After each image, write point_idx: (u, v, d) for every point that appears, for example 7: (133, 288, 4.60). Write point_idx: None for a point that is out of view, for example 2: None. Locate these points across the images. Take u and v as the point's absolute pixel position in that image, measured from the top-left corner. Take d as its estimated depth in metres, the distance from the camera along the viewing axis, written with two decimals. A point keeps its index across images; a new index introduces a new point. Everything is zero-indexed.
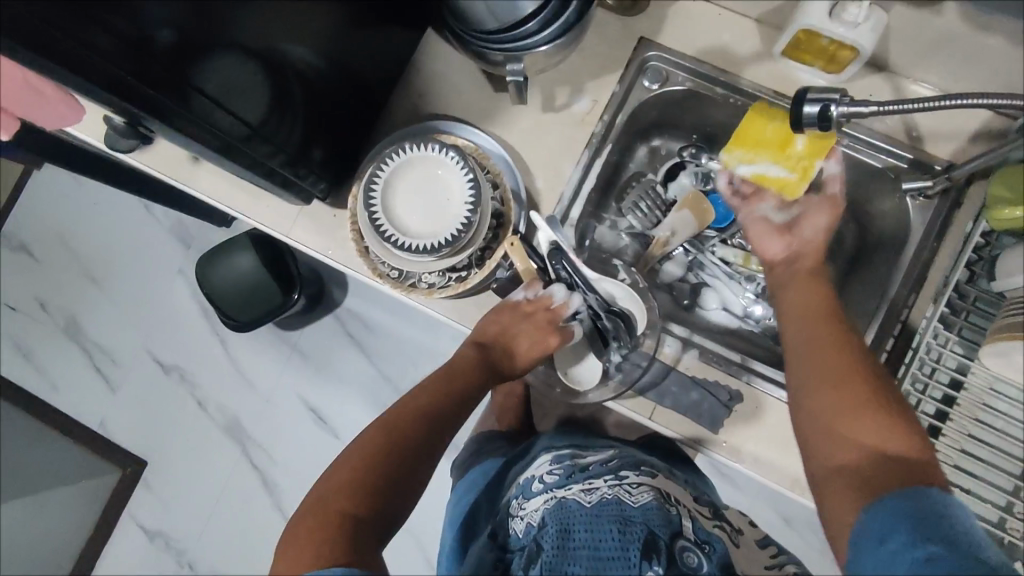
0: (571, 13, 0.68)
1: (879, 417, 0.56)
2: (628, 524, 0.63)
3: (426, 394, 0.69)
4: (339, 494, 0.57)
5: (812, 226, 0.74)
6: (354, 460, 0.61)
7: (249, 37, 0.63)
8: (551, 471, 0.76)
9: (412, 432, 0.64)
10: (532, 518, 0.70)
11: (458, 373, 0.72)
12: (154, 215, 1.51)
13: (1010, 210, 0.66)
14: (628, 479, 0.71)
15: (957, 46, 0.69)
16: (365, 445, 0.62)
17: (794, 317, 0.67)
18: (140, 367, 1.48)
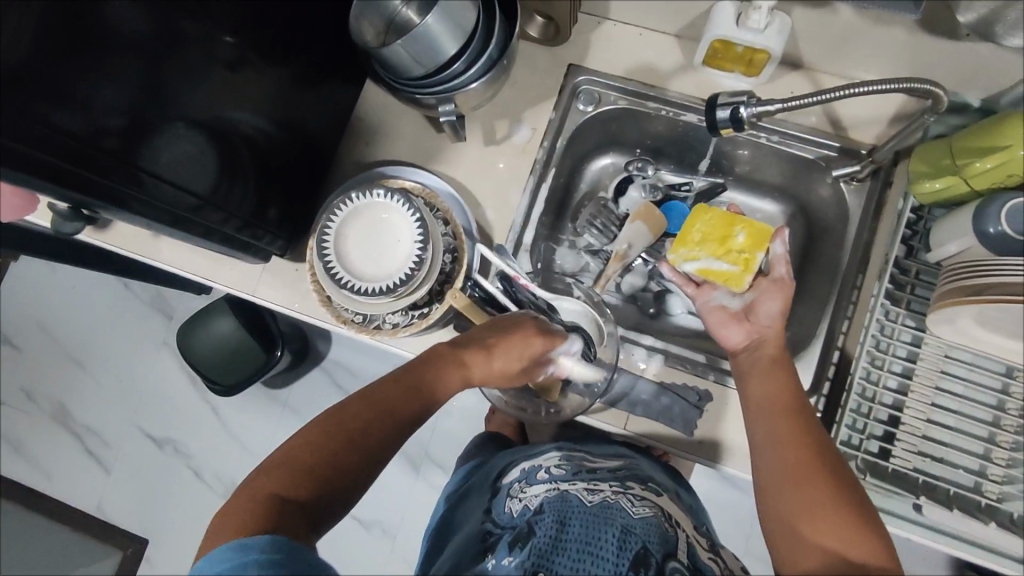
0: (493, 50, 0.72)
1: (845, 521, 0.57)
2: (628, 534, 0.56)
3: (400, 387, 0.62)
4: (270, 475, 0.54)
5: (768, 306, 0.71)
6: (299, 446, 0.56)
7: (185, 113, 0.65)
8: (557, 466, 0.69)
9: (376, 427, 0.59)
10: (530, 503, 0.62)
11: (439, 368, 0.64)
12: (132, 292, 1.53)
13: (927, 183, 0.71)
14: (634, 489, 0.65)
15: (860, 38, 0.73)
16: (315, 433, 0.57)
17: (757, 408, 0.66)
18: (132, 444, 1.48)
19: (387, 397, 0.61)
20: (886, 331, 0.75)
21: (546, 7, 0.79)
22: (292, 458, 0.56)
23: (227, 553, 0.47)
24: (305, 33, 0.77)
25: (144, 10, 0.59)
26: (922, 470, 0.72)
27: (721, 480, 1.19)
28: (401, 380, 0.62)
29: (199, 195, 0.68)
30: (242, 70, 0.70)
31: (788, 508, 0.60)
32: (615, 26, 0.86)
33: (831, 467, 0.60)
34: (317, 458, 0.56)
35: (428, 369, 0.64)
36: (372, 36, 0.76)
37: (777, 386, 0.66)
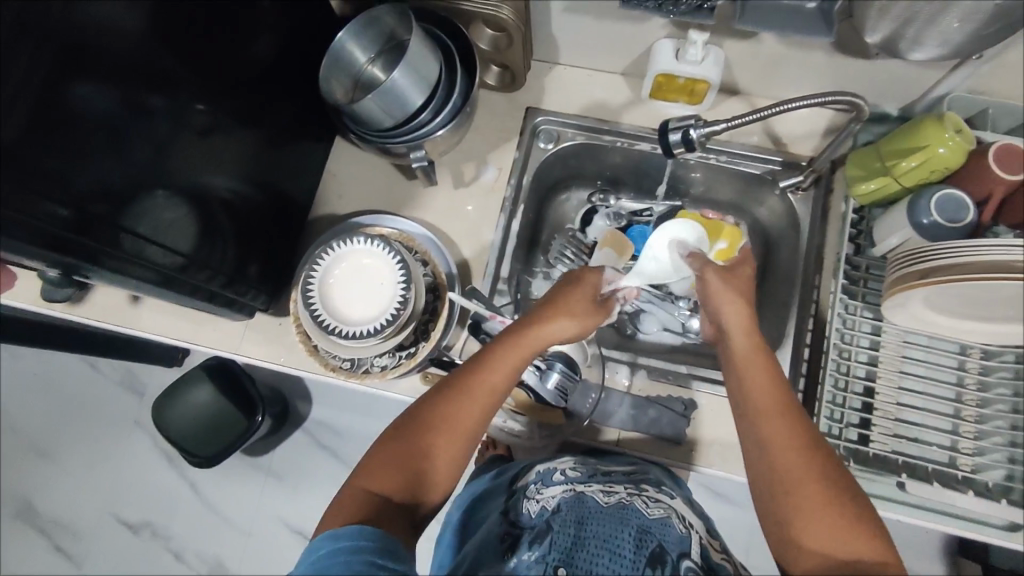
0: (456, 100, 0.76)
1: (847, 523, 0.56)
2: (644, 533, 0.60)
3: (481, 376, 0.63)
4: (367, 470, 0.58)
5: (722, 296, 0.69)
6: (390, 442, 0.60)
7: (168, 177, 0.67)
8: (572, 468, 0.72)
9: (461, 409, 0.62)
10: (547, 504, 0.66)
11: (512, 356, 0.64)
12: (101, 371, 1.49)
13: (864, 185, 0.78)
14: (648, 491, 0.68)
15: (786, 64, 0.81)
16: (402, 429, 0.61)
17: (754, 408, 0.63)
18: (107, 532, 1.41)
19: (468, 386, 0.62)
20: (848, 324, 0.80)
21: (501, 56, 0.85)
22: (384, 454, 0.59)
23: (321, 544, 0.50)
24: (275, 97, 0.81)
25: (117, 88, 0.60)
26: (900, 452, 0.76)
27: (714, 495, 1.20)
28: (475, 369, 0.63)
29: (184, 254, 0.70)
30: (215, 136, 0.73)
31: (794, 515, 0.57)
32: (565, 69, 0.93)
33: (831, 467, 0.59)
34: (405, 456, 0.59)
35: (500, 357, 0.64)
36: (342, 94, 0.81)
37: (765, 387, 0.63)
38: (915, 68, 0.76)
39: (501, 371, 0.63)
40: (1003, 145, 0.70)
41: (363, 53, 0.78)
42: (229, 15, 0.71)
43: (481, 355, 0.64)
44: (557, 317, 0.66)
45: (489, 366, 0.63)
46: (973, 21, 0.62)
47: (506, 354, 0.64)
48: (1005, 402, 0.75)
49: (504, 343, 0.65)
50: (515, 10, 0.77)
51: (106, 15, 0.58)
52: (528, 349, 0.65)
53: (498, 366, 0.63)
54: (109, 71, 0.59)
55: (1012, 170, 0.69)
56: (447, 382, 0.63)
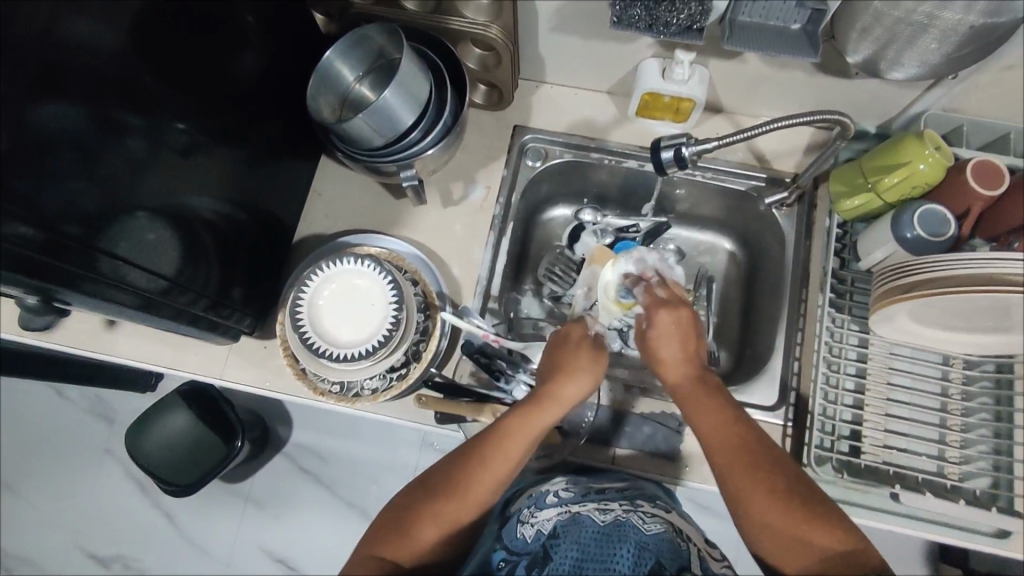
0: (446, 118, 0.76)
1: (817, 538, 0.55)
2: (642, 550, 0.60)
3: (493, 451, 0.60)
4: (378, 537, 0.59)
5: (666, 338, 0.63)
6: (401, 511, 0.60)
7: (150, 197, 0.65)
8: (565, 489, 0.71)
9: (471, 476, 0.59)
10: (543, 527, 0.66)
11: (525, 431, 0.61)
12: (69, 398, 1.43)
13: (848, 201, 0.80)
14: (644, 506, 0.67)
15: (769, 83, 0.83)
16: (413, 499, 0.60)
17: (716, 439, 0.60)
18: (75, 567, 1.34)
19: (479, 461, 0.60)
20: (835, 337, 0.81)
21: (489, 76, 0.86)
22: (394, 520, 0.59)
23: None
24: (260, 117, 0.80)
25: (96, 107, 0.58)
26: (890, 462, 0.77)
27: (705, 510, 1.20)
28: (487, 444, 0.60)
29: (168, 276, 0.68)
30: (196, 155, 0.71)
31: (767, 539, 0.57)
32: (552, 88, 0.94)
33: (799, 491, 0.57)
34: (414, 528, 0.58)
35: (511, 431, 0.60)
36: (329, 113, 0.80)
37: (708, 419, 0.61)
38: (893, 88, 0.78)
39: (514, 446, 0.60)
40: (978, 162, 0.72)
41: (351, 71, 0.77)
42: (214, 33, 0.70)
43: (495, 428, 0.62)
44: (575, 380, 0.64)
45: (503, 440, 0.60)
46: (950, 42, 0.65)
47: (521, 428, 0.61)
48: (988, 410, 0.78)
49: (520, 413, 0.62)
50: (503, 30, 0.77)
51: (85, 35, 0.57)
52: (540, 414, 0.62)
53: (509, 434, 0.60)
54: (87, 91, 0.57)
55: (990, 187, 0.72)
56: (460, 455, 0.61)
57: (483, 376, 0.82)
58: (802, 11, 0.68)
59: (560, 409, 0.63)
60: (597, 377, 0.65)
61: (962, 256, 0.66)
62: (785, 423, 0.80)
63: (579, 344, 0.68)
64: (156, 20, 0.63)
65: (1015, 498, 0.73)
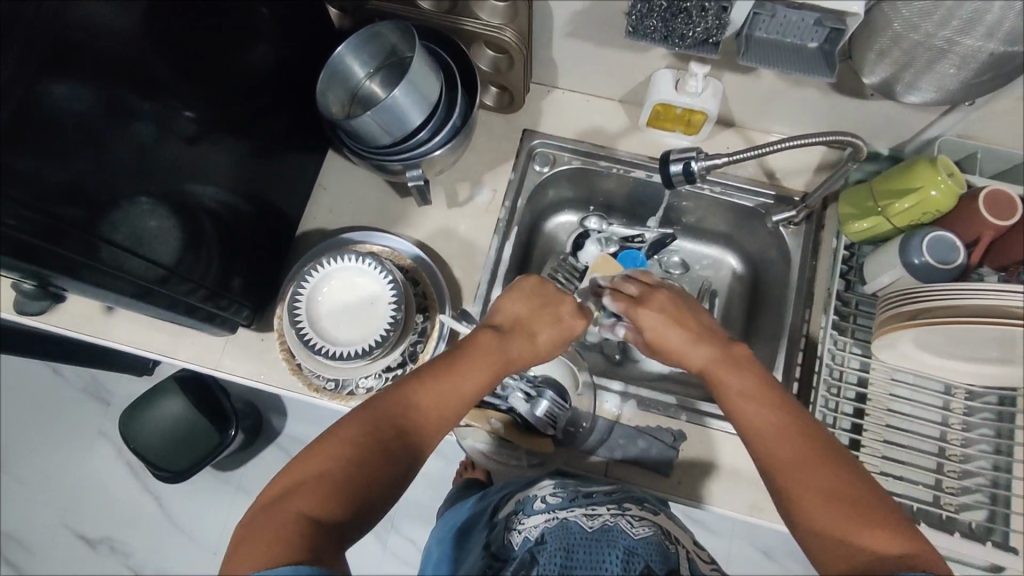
0: (455, 119, 0.76)
1: (868, 526, 0.50)
2: (631, 555, 0.57)
3: (436, 399, 0.58)
4: (306, 487, 0.51)
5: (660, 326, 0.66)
6: (332, 460, 0.53)
7: (155, 185, 0.65)
8: (553, 494, 0.70)
9: (423, 413, 0.58)
10: (530, 534, 0.64)
11: (481, 377, 0.61)
12: (66, 378, 1.43)
13: (857, 223, 0.79)
14: (632, 510, 0.66)
15: (782, 100, 0.82)
16: (343, 443, 0.54)
17: (747, 392, 0.60)
18: (63, 548, 1.34)
19: (421, 410, 0.58)
20: (837, 359, 0.80)
21: (501, 78, 0.85)
22: (330, 470, 0.53)
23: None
24: (269, 110, 0.80)
25: (105, 89, 0.58)
26: (885, 489, 0.76)
27: (699, 524, 1.21)
28: (441, 383, 0.59)
29: (166, 266, 0.67)
30: (203, 144, 0.70)
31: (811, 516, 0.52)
32: (563, 93, 0.93)
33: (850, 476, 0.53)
34: (362, 475, 0.53)
35: (472, 370, 0.60)
36: (338, 109, 0.80)
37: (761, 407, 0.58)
38: (907, 111, 0.77)
39: (469, 387, 0.60)
40: (991, 190, 0.71)
41: (362, 67, 0.77)
42: (229, 24, 0.69)
43: (441, 373, 0.60)
44: (538, 334, 0.65)
45: (450, 389, 0.59)
46: (969, 69, 0.65)
47: (468, 380, 0.60)
48: (988, 443, 0.77)
49: (479, 356, 0.62)
50: (517, 32, 0.76)
51: (95, 16, 0.56)
52: (495, 359, 0.62)
53: (465, 374, 0.60)
54: (92, 73, 0.57)
55: (1002, 217, 0.71)
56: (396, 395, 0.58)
57: None
58: (819, 31, 0.67)
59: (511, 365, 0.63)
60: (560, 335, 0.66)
61: (968, 285, 0.65)
62: None
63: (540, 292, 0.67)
64: (170, 6, 0.62)
65: (1011, 533, 0.72)
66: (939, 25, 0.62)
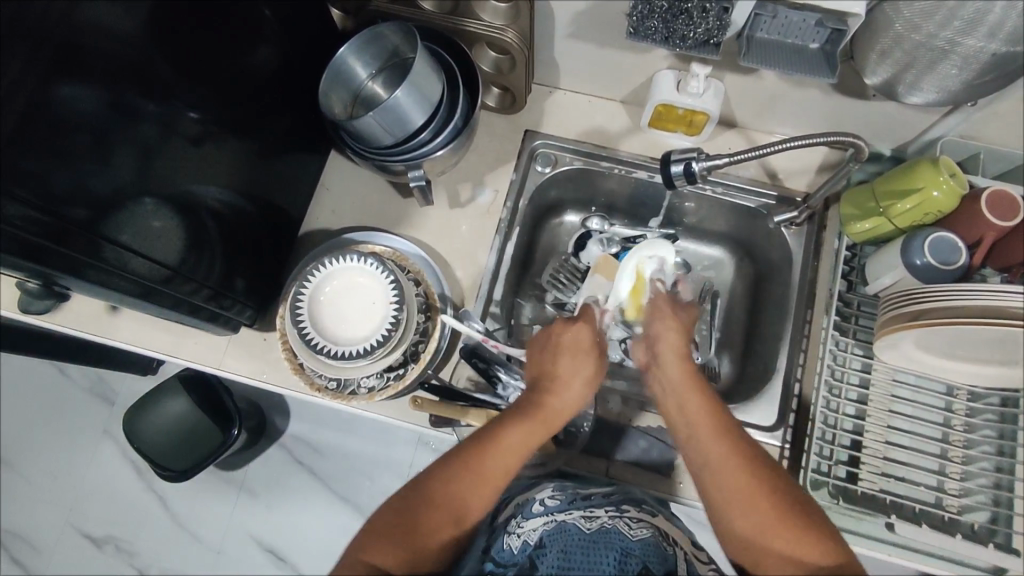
0: (457, 119, 0.76)
1: (789, 534, 0.53)
2: (626, 556, 0.59)
3: (494, 460, 0.59)
4: (374, 543, 0.55)
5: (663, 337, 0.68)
6: (402, 516, 0.56)
7: (158, 185, 0.65)
8: (552, 496, 0.69)
9: (485, 469, 0.59)
10: (529, 538, 0.64)
11: (531, 432, 0.62)
12: (71, 377, 1.44)
13: (859, 223, 0.79)
14: (630, 512, 0.66)
15: (784, 100, 0.82)
16: (410, 502, 0.57)
17: (681, 403, 0.63)
18: (68, 547, 1.35)
19: (481, 465, 0.59)
20: (838, 360, 0.80)
21: (502, 79, 0.85)
22: (394, 527, 0.56)
23: None
24: (272, 111, 0.80)
25: (109, 91, 0.59)
26: (887, 490, 0.76)
27: (702, 525, 1.20)
28: (492, 438, 0.60)
29: (170, 265, 0.67)
30: (207, 145, 0.71)
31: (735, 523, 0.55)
32: (565, 94, 0.93)
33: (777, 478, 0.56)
34: (418, 533, 0.56)
35: (521, 424, 0.62)
36: (340, 109, 0.80)
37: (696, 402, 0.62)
38: (909, 111, 0.77)
39: (523, 441, 0.61)
40: (993, 190, 0.71)
41: (364, 68, 0.77)
42: (232, 25, 0.70)
43: (495, 426, 0.61)
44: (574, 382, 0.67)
45: (506, 442, 0.60)
46: (970, 70, 0.65)
47: (521, 434, 0.61)
48: (990, 444, 0.76)
49: (526, 410, 0.63)
50: (519, 33, 0.76)
51: (100, 17, 0.57)
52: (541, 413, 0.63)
53: (517, 427, 0.61)
54: (97, 76, 0.57)
55: (1005, 217, 0.71)
56: (457, 456, 0.60)
57: (480, 381, 0.82)
58: (821, 31, 0.67)
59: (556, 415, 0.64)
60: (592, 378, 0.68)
61: (968, 285, 0.66)
62: (783, 445, 0.78)
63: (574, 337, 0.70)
64: (173, 8, 0.63)
65: (1014, 535, 0.71)
66: (941, 25, 0.62)
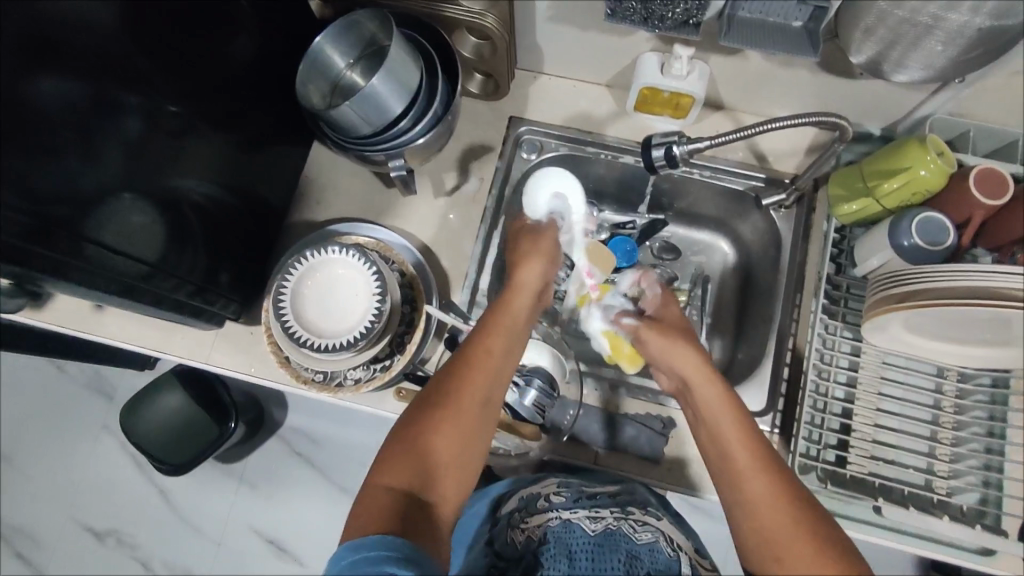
0: (437, 107, 0.75)
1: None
2: (633, 560, 0.59)
3: (482, 354, 0.60)
4: (384, 465, 0.54)
5: (672, 354, 0.64)
6: (408, 431, 0.56)
7: (137, 180, 0.64)
8: (557, 493, 0.69)
9: (475, 368, 0.59)
10: (534, 534, 0.64)
11: (505, 318, 0.64)
12: (69, 373, 1.45)
13: (848, 205, 0.78)
14: (635, 514, 0.66)
15: (770, 81, 0.81)
16: (415, 417, 0.57)
17: (721, 442, 0.57)
18: (71, 541, 1.36)
19: (469, 361, 0.60)
20: (828, 344, 0.79)
21: (484, 65, 0.84)
22: (402, 442, 0.55)
23: (347, 553, 0.46)
24: (251, 102, 0.79)
25: (83, 82, 0.58)
26: (876, 473, 0.76)
27: (697, 510, 1.20)
28: (475, 337, 0.62)
29: (151, 261, 0.66)
30: (186, 138, 0.70)
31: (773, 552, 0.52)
32: (550, 79, 0.92)
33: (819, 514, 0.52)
34: (423, 441, 0.55)
35: (496, 321, 0.64)
36: (319, 99, 0.79)
37: (735, 442, 0.56)
38: (897, 89, 0.76)
39: (501, 333, 0.63)
40: (981, 169, 0.70)
41: (342, 57, 0.76)
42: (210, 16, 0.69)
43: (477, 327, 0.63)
44: (529, 267, 0.69)
45: (487, 335, 0.62)
46: (957, 45, 0.63)
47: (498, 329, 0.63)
48: (981, 425, 0.76)
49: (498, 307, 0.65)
50: (499, 18, 0.75)
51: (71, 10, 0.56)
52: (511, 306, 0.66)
53: (494, 326, 0.63)
54: (69, 67, 0.56)
55: (994, 196, 0.69)
56: (444, 368, 0.60)
57: None
58: (804, 8, 0.67)
59: (525, 300, 0.67)
60: (547, 261, 0.71)
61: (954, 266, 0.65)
62: (771, 430, 0.78)
63: (528, 244, 0.73)
64: None
65: (1003, 517, 0.71)
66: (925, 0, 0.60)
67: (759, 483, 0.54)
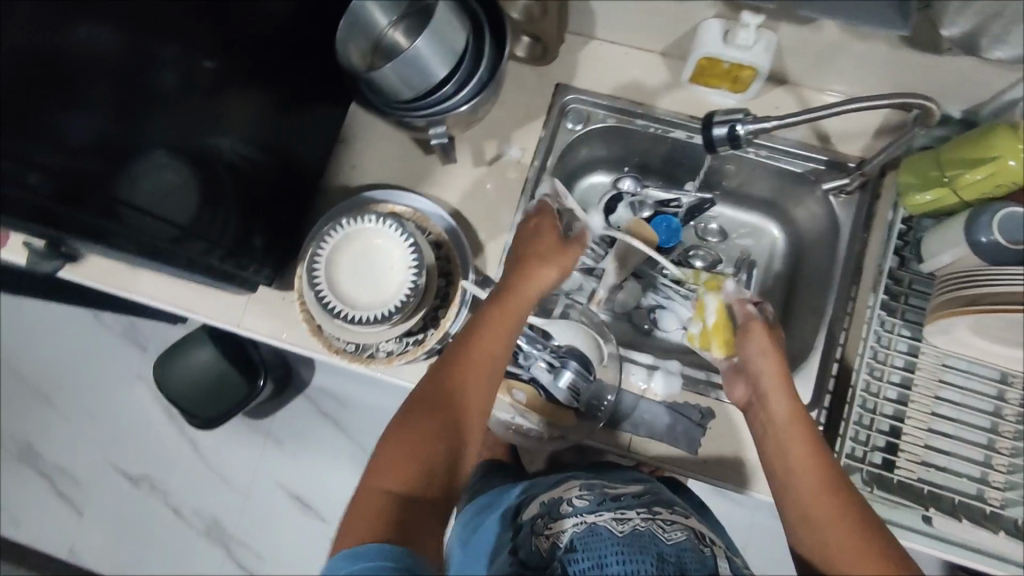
0: (483, 72, 0.70)
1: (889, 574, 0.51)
2: (663, 561, 0.57)
3: (476, 359, 0.62)
4: (379, 469, 0.55)
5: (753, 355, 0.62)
6: (406, 433, 0.57)
7: (171, 137, 0.63)
8: (580, 496, 0.67)
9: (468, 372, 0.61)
10: (559, 539, 0.61)
11: (509, 316, 0.64)
12: (105, 323, 1.47)
13: (920, 194, 0.73)
14: (662, 514, 0.64)
15: (844, 55, 0.74)
16: (411, 420, 0.58)
17: (778, 431, 0.60)
18: (107, 484, 1.41)
19: (466, 366, 0.61)
20: (883, 341, 0.76)
21: (534, 27, 0.78)
22: (400, 444, 0.57)
23: (343, 560, 0.48)
24: (291, 59, 0.76)
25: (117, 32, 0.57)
26: (926, 480, 0.72)
27: (722, 496, 1.18)
28: (471, 340, 0.63)
29: (179, 225, 0.64)
30: (223, 96, 0.67)
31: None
32: (601, 44, 0.86)
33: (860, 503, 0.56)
34: (420, 443, 0.57)
35: (495, 321, 0.64)
36: (359, 59, 0.75)
37: (797, 438, 0.58)
38: (987, 70, 0.69)
39: (498, 336, 0.63)
40: None
41: (384, 15, 0.72)
42: None
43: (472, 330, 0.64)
44: (541, 270, 0.66)
45: (485, 338, 0.63)
46: None
47: (496, 332, 0.63)
48: None
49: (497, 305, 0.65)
50: None
51: None
52: (510, 306, 0.65)
53: (491, 329, 0.63)
54: (102, 16, 0.56)
55: None
56: (438, 373, 0.62)
57: None
58: None
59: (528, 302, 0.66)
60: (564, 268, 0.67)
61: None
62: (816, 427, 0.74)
63: (536, 232, 0.70)
64: None
65: None
66: None
67: (812, 473, 0.57)
